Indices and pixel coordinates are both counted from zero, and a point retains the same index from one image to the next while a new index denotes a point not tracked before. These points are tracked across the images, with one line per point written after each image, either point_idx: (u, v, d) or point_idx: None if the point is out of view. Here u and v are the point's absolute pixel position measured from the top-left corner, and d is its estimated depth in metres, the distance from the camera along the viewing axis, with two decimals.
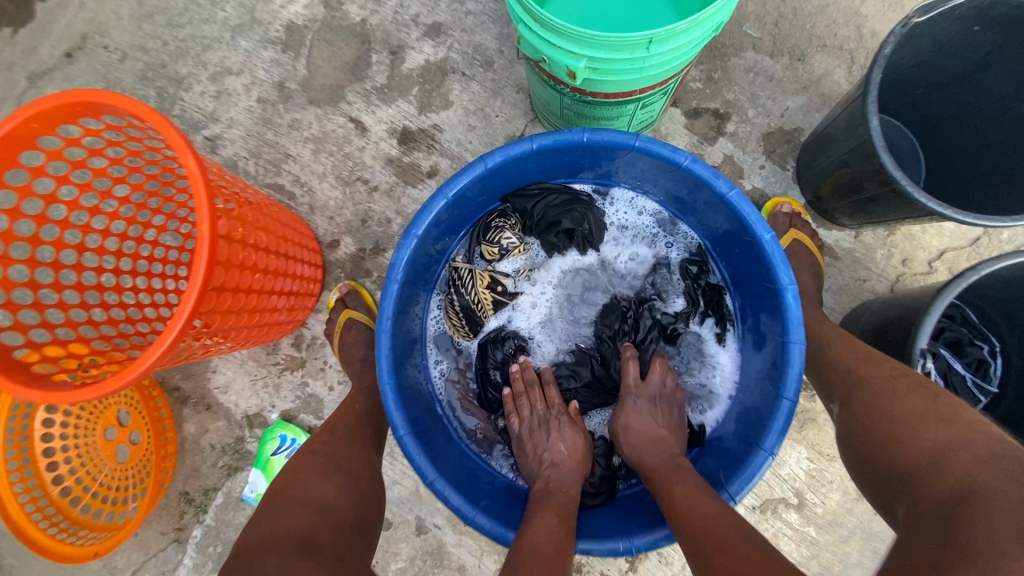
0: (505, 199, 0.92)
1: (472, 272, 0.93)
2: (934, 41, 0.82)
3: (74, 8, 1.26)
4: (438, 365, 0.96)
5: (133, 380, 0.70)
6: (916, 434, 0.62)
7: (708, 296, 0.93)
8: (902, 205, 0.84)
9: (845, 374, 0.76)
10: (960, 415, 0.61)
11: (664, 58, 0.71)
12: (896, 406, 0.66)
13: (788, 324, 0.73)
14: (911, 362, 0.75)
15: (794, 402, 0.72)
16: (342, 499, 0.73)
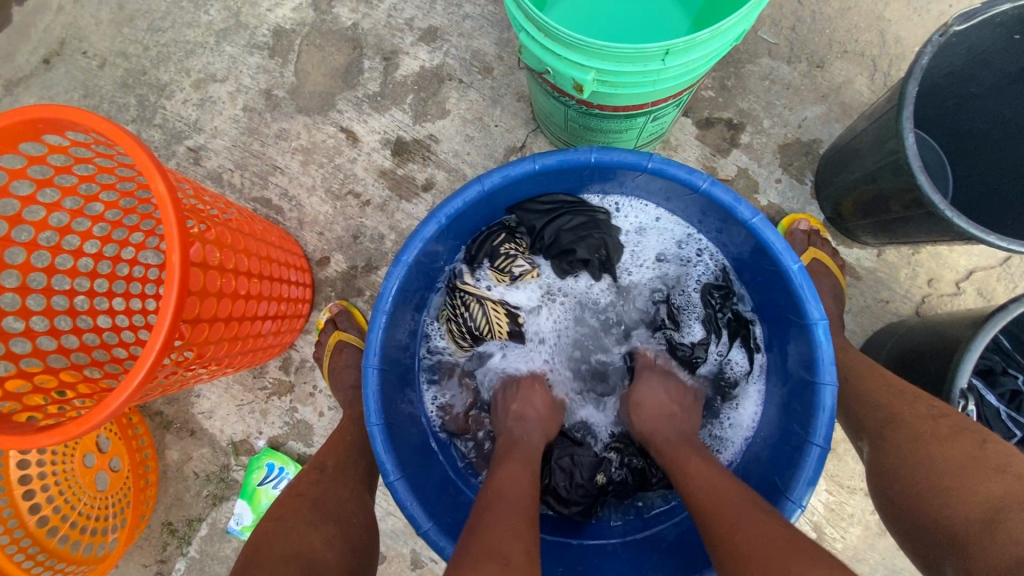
0: (510, 211, 0.85)
1: (482, 298, 0.85)
2: (970, 50, 0.76)
3: (51, 12, 1.20)
4: (432, 392, 0.88)
5: (97, 425, 0.64)
6: (958, 489, 0.55)
7: (732, 327, 0.87)
8: (935, 226, 0.77)
9: (874, 407, 0.69)
10: (1014, 465, 0.55)
11: (681, 70, 0.65)
12: (932, 449, 0.59)
13: (819, 363, 0.66)
14: (950, 403, 0.69)
15: (824, 448, 0.66)
16: (331, 552, 0.64)
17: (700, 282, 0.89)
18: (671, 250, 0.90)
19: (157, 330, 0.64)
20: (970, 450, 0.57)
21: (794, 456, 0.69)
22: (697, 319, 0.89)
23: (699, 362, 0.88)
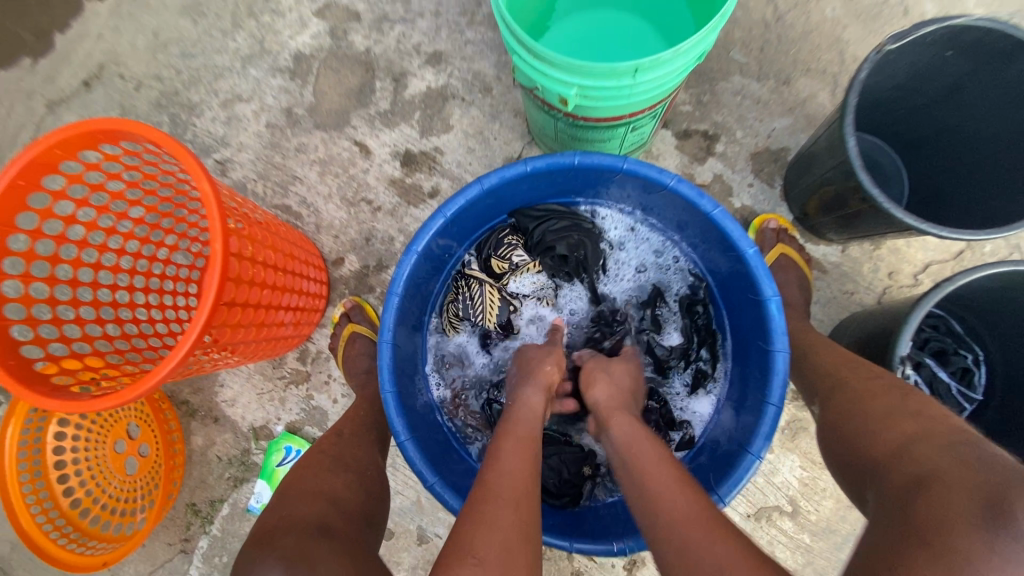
0: (512, 214, 0.97)
1: (484, 286, 0.95)
2: (909, 65, 0.86)
3: (92, 40, 1.34)
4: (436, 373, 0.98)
5: (146, 392, 0.74)
6: (882, 434, 0.62)
7: (703, 337, 0.96)
8: (882, 220, 0.87)
9: (825, 377, 0.78)
10: (927, 409, 0.62)
11: (652, 85, 0.76)
12: (869, 407, 0.67)
13: (771, 333, 0.75)
14: (892, 369, 0.78)
15: (779, 408, 0.74)
16: (351, 493, 0.73)
17: (678, 291, 0.99)
18: (650, 260, 1.00)
19: (200, 311, 0.75)
20: (898, 403, 0.64)
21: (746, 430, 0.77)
22: (674, 327, 0.99)
23: (669, 366, 0.97)
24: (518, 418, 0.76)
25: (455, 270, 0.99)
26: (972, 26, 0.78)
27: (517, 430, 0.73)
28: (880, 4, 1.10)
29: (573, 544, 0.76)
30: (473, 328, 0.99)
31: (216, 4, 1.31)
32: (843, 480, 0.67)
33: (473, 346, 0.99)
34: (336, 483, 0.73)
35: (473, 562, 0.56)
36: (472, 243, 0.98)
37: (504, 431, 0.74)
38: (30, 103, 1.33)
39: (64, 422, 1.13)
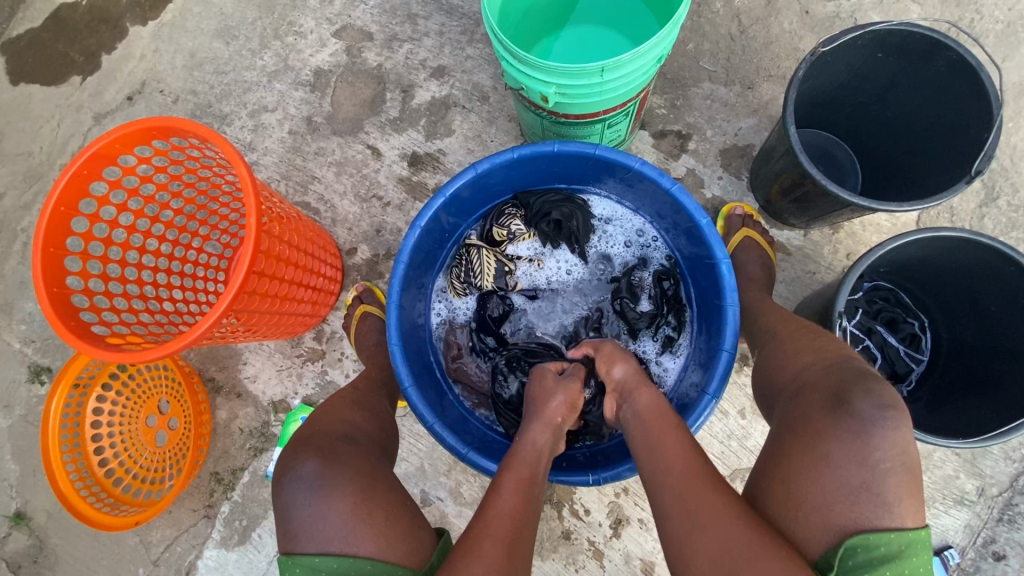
0: (515, 194, 1.10)
1: (482, 253, 1.09)
2: (847, 66, 1.00)
3: (135, 60, 1.51)
4: (438, 333, 1.12)
5: (189, 344, 0.86)
6: (790, 367, 0.82)
7: (672, 305, 1.08)
8: (826, 200, 1.00)
9: (763, 330, 0.95)
10: (828, 345, 0.81)
11: (619, 83, 0.89)
12: (787, 347, 0.86)
13: (723, 290, 0.90)
14: (832, 325, 0.92)
15: (732, 354, 0.89)
16: (368, 424, 0.92)
17: (654, 266, 1.11)
18: (628, 240, 1.12)
19: (236, 275, 0.88)
20: (811, 342, 0.83)
21: (707, 375, 0.91)
22: (646, 295, 1.10)
23: (641, 329, 1.09)
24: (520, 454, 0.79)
25: (459, 241, 1.12)
26: (893, 31, 0.92)
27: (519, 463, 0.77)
28: (832, 17, 1.24)
29: (553, 475, 0.89)
30: (474, 291, 1.11)
31: (246, 27, 1.49)
32: (761, 400, 0.88)
33: (472, 309, 1.12)
34: (354, 418, 0.91)
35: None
36: (474, 219, 1.12)
37: (507, 462, 0.78)
38: (78, 115, 1.50)
39: (102, 398, 1.25)
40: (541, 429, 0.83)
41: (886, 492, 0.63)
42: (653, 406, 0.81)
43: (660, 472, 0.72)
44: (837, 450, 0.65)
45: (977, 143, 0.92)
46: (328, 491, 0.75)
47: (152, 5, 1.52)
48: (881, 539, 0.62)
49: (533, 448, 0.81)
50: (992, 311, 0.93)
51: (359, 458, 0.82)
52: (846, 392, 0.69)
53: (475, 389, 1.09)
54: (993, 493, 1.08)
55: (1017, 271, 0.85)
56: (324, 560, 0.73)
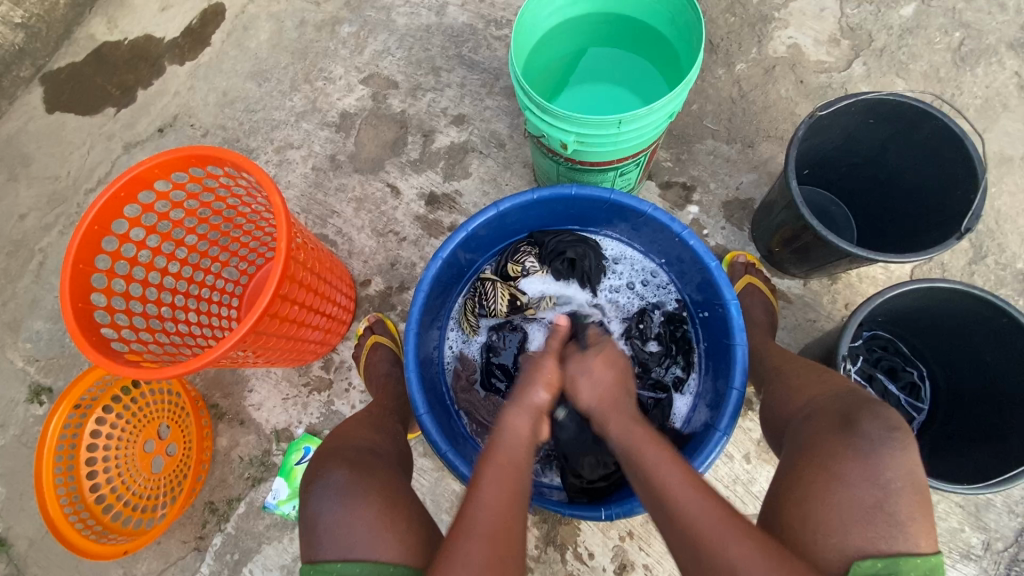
0: (531, 233, 1.15)
1: (496, 286, 1.12)
2: (841, 130, 1.08)
3: (170, 96, 1.60)
4: (450, 364, 1.14)
5: (211, 362, 0.88)
6: (796, 400, 0.85)
7: (680, 345, 1.11)
8: (827, 250, 1.05)
9: (769, 369, 0.98)
10: (836, 378, 0.85)
11: (634, 134, 0.96)
12: (793, 383, 0.89)
13: (733, 330, 0.94)
14: (836, 366, 0.96)
15: (742, 392, 0.91)
16: (388, 443, 0.94)
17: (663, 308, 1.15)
18: (639, 281, 1.17)
19: (262, 298, 0.91)
20: (816, 378, 0.86)
21: (716, 413, 0.94)
22: (655, 336, 1.13)
23: (651, 367, 1.11)
24: (500, 442, 0.77)
25: (475, 276, 1.16)
26: (883, 100, 1.01)
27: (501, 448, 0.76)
28: (825, 87, 1.35)
29: (567, 509, 0.88)
30: (485, 323, 1.14)
31: (279, 71, 1.59)
32: (768, 436, 0.90)
33: (485, 340, 1.15)
34: (377, 437, 0.93)
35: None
36: (492, 255, 1.16)
37: (488, 453, 0.76)
38: (109, 143, 1.57)
39: (101, 421, 1.24)
40: (518, 416, 0.80)
41: (900, 513, 0.66)
42: (623, 425, 0.79)
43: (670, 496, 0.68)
44: (849, 470, 0.68)
45: (965, 203, 0.98)
46: (352, 497, 0.76)
47: (190, 47, 1.62)
48: (909, 564, 0.63)
49: (513, 435, 0.78)
50: (988, 361, 0.97)
51: (385, 472, 0.84)
52: (854, 415, 0.73)
53: (483, 421, 1.09)
54: (999, 548, 1.07)
55: (1009, 322, 0.89)
56: (346, 565, 0.72)
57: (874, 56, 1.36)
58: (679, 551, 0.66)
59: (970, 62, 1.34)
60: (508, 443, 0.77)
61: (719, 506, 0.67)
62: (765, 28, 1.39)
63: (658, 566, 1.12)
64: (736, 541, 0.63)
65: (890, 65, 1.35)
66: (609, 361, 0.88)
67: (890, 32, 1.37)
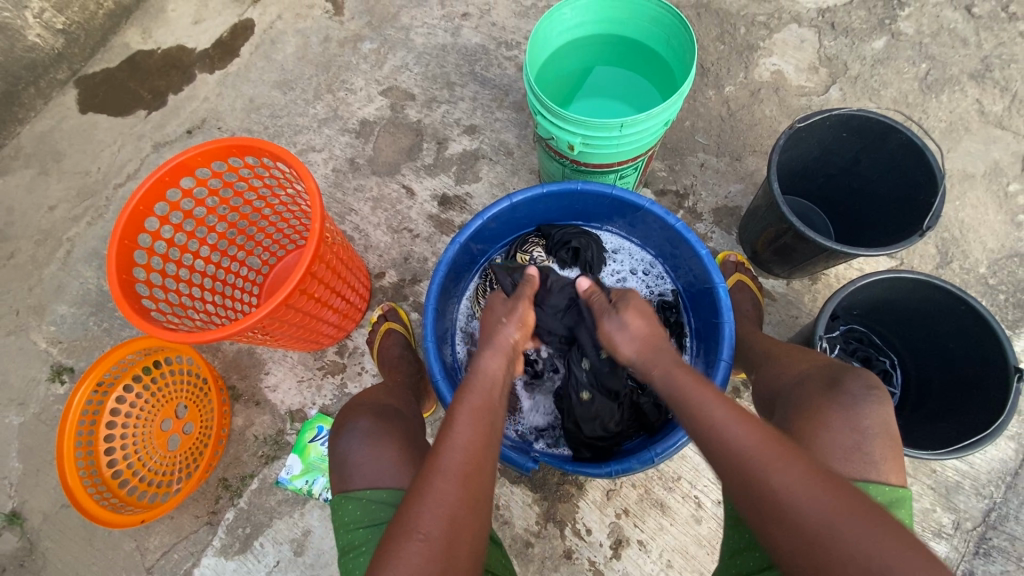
0: (539, 227, 1.26)
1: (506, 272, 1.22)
2: (818, 142, 1.21)
3: (198, 101, 1.71)
4: (461, 347, 1.24)
5: (245, 329, 0.96)
6: (787, 373, 0.94)
7: (673, 328, 1.21)
8: (806, 247, 1.16)
9: (757, 352, 1.09)
10: (811, 355, 0.97)
11: (633, 139, 1.08)
12: (776, 365, 0.99)
13: (721, 311, 1.03)
14: (813, 346, 1.06)
15: (730, 362, 1.01)
16: (406, 405, 1.05)
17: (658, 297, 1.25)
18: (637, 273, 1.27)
19: (296, 273, 1.00)
20: (802, 355, 0.98)
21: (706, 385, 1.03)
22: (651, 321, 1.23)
23: None
24: (473, 385, 0.82)
25: (487, 265, 1.26)
26: (854, 115, 1.13)
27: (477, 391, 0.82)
28: (805, 108, 1.49)
29: (569, 465, 0.96)
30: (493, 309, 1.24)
31: (304, 81, 1.71)
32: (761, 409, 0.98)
33: None
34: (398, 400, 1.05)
35: (419, 537, 0.67)
36: (502, 247, 1.26)
37: (462, 396, 0.81)
38: (139, 142, 1.67)
39: (120, 400, 1.30)
40: (492, 358, 0.88)
41: (874, 453, 0.78)
42: (669, 373, 0.84)
43: (719, 430, 0.73)
44: (834, 418, 0.80)
45: (927, 207, 1.11)
46: (379, 440, 0.89)
47: (220, 58, 1.74)
48: (879, 489, 0.76)
49: (486, 376, 0.85)
50: (951, 348, 1.07)
51: (405, 424, 0.96)
52: (840, 376, 0.84)
53: None
54: (969, 528, 1.15)
55: (967, 310, 1.00)
56: (375, 492, 0.84)
57: (849, 82, 1.51)
58: (726, 477, 0.70)
59: (935, 90, 1.49)
60: (482, 383, 0.83)
61: (768, 436, 0.70)
62: (751, 55, 1.54)
63: (652, 541, 1.19)
64: (788, 465, 0.66)
65: (863, 91, 1.50)
66: (639, 313, 0.96)
67: (863, 62, 1.52)
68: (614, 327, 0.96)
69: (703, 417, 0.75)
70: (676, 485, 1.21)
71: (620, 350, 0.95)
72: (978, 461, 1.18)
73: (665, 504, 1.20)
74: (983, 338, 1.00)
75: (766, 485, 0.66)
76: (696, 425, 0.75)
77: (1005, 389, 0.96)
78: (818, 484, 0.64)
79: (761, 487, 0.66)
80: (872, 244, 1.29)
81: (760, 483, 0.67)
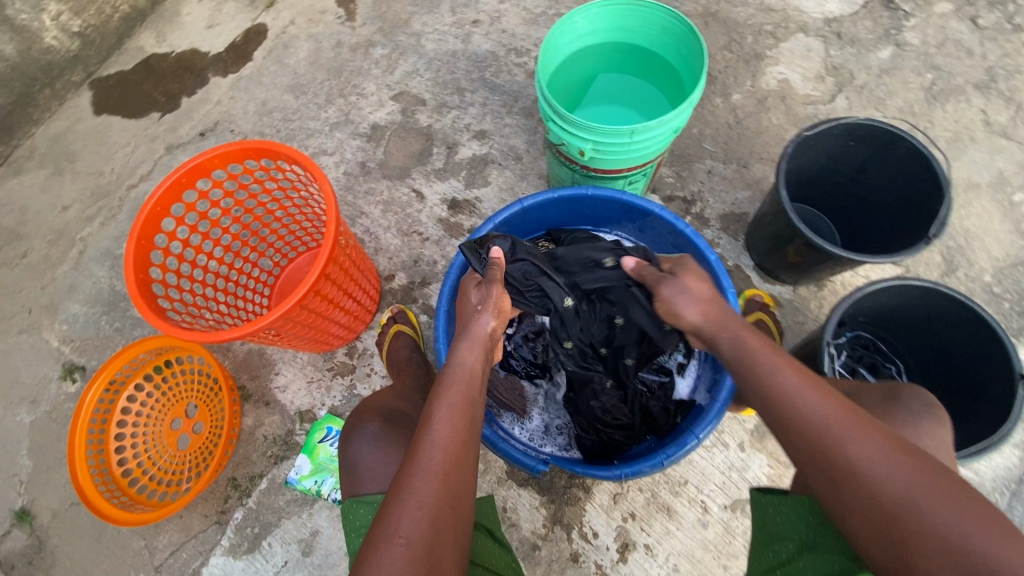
0: (548, 231, 1.27)
1: None
2: (825, 150, 1.22)
3: (212, 104, 1.73)
4: None
5: (260, 330, 0.98)
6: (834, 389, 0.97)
7: None
8: (814, 255, 1.17)
9: None
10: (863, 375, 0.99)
11: (644, 145, 1.09)
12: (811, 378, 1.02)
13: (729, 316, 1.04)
14: (822, 355, 1.07)
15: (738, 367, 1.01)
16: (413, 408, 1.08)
17: None
18: None
19: (311, 275, 1.01)
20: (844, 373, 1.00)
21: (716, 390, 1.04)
22: None
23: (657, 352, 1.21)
24: (451, 379, 0.82)
25: None
26: (861, 124, 1.15)
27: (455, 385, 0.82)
28: (811, 117, 1.51)
29: (580, 467, 0.96)
30: None
31: (316, 85, 1.73)
32: None
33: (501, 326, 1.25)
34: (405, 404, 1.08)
35: (400, 542, 0.66)
36: None
37: (441, 393, 0.81)
38: (153, 144, 1.69)
39: (131, 399, 1.31)
40: (468, 350, 0.87)
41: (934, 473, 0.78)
42: (739, 343, 0.85)
43: (789, 399, 0.74)
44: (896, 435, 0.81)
45: (933, 215, 1.12)
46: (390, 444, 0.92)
47: (233, 61, 1.77)
48: None
49: (461, 369, 0.85)
50: (955, 355, 1.08)
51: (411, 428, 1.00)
52: (897, 393, 0.88)
53: (497, 397, 1.19)
54: None
55: (974, 318, 1.01)
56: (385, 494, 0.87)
57: (855, 91, 1.53)
58: (795, 445, 0.72)
59: (940, 100, 1.50)
60: (460, 377, 0.83)
61: (840, 407, 0.71)
62: (758, 64, 1.56)
63: (659, 545, 1.19)
64: (861, 436, 0.67)
65: (869, 100, 1.52)
66: (697, 277, 0.97)
67: (869, 72, 1.54)
68: (674, 290, 0.96)
69: (775, 386, 0.77)
70: (682, 489, 1.22)
71: (683, 313, 0.95)
72: (983, 468, 1.19)
73: (672, 508, 1.21)
74: (986, 345, 1.01)
75: (839, 451, 0.67)
76: (765, 393, 0.77)
77: (1010, 396, 0.97)
78: (891, 454, 0.65)
79: (833, 452, 0.67)
80: (878, 251, 1.30)
81: (832, 448, 0.68)
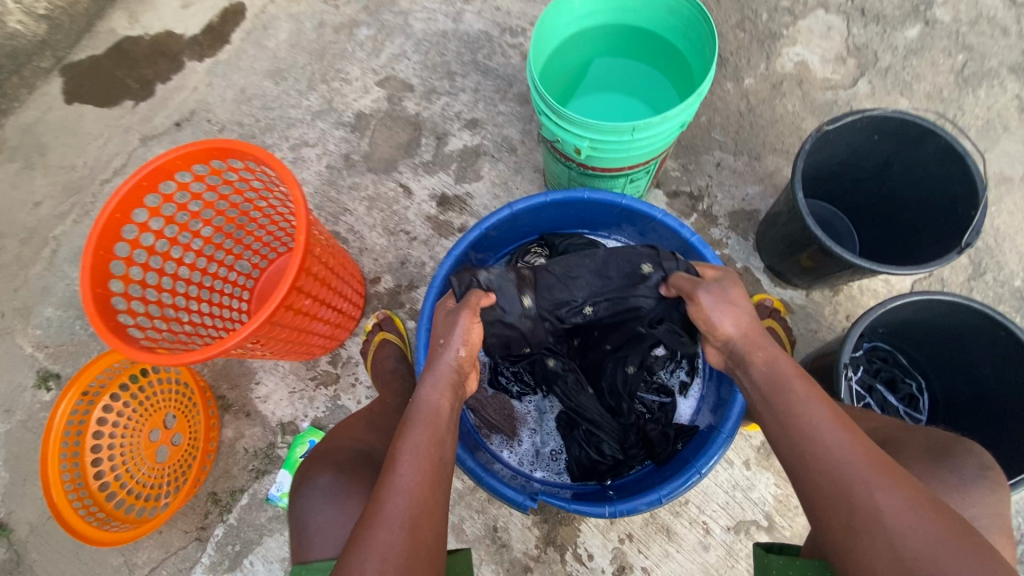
0: (542, 235, 1.18)
1: None
2: (846, 146, 1.11)
3: (187, 91, 1.62)
4: None
5: (224, 352, 0.90)
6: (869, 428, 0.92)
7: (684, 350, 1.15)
8: (832, 263, 1.07)
9: None
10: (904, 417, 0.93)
11: (646, 142, 0.98)
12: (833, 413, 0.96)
13: None
14: (838, 375, 0.98)
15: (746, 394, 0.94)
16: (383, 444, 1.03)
17: None
18: None
19: (278, 290, 0.92)
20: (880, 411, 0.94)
21: (721, 417, 0.96)
22: None
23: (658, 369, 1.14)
24: (416, 419, 0.75)
25: None
26: (888, 117, 1.03)
27: (422, 422, 0.75)
28: (830, 103, 1.38)
29: (571, 504, 0.89)
30: None
31: (297, 70, 1.61)
32: None
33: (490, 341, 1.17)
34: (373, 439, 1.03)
35: None
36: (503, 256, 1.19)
37: (405, 433, 0.74)
38: (126, 136, 1.60)
39: (107, 409, 1.25)
40: (432, 387, 0.79)
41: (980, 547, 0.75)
42: (765, 368, 0.76)
43: (817, 439, 0.66)
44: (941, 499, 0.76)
45: (966, 220, 1.02)
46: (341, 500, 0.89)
47: (210, 44, 1.65)
48: None
49: (427, 409, 0.77)
50: (983, 373, 0.99)
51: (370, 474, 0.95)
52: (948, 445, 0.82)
53: (485, 417, 1.13)
54: None
55: (1007, 336, 0.92)
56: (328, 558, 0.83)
57: (879, 74, 1.40)
58: (814, 489, 0.65)
59: (972, 84, 1.37)
60: (425, 413, 0.76)
61: (869, 454, 0.64)
62: (774, 45, 1.42)
63: (657, 569, 1.13)
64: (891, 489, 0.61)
65: (895, 84, 1.39)
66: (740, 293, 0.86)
67: (895, 53, 1.41)
68: (718, 300, 0.84)
69: (799, 424, 0.69)
70: (683, 509, 1.15)
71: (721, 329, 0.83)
72: None
73: (671, 529, 1.14)
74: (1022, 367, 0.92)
75: (866, 503, 0.61)
76: (788, 428, 0.69)
77: None
78: (921, 514, 0.59)
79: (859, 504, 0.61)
80: (900, 255, 1.19)
81: (857, 499, 0.61)
